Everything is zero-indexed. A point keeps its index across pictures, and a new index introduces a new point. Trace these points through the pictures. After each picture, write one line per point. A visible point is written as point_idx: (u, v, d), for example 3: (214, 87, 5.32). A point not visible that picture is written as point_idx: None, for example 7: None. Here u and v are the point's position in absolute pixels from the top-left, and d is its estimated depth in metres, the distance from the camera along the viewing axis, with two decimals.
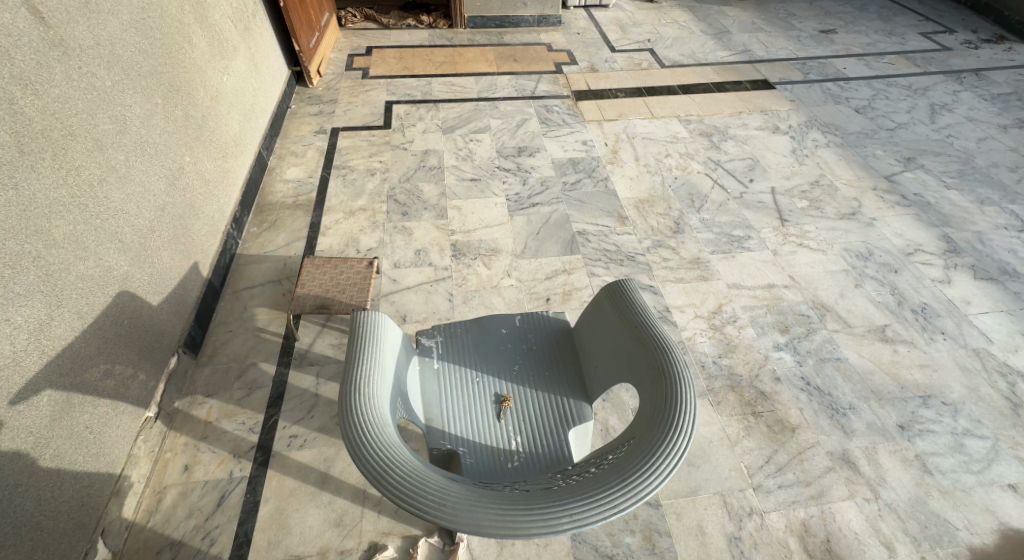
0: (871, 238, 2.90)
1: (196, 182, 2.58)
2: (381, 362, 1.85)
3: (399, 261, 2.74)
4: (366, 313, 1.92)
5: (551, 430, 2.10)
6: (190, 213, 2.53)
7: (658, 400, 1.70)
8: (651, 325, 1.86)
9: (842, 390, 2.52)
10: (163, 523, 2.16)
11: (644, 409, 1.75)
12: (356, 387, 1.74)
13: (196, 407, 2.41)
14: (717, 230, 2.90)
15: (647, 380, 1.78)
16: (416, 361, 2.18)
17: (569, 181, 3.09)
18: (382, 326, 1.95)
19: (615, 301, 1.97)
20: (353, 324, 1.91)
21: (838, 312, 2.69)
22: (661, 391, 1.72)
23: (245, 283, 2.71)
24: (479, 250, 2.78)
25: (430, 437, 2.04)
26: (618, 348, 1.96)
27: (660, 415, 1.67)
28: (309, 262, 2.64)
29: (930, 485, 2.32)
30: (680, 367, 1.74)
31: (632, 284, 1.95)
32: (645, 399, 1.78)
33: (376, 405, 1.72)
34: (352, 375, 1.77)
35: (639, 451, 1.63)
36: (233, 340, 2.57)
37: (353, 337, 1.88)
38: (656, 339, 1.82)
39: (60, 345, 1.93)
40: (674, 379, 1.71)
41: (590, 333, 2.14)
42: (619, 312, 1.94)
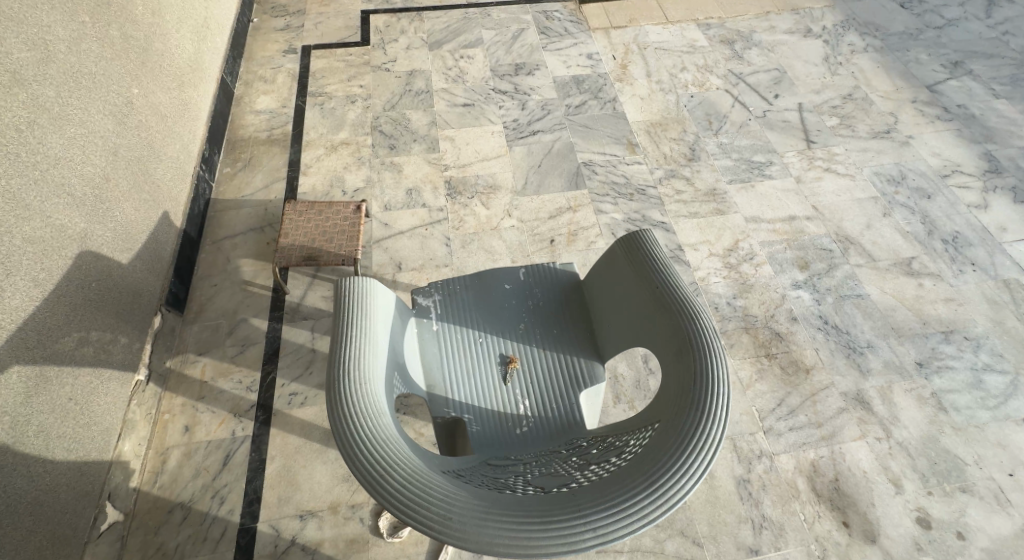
0: (904, 159, 2.66)
1: (150, 117, 2.30)
2: (374, 335, 1.57)
3: (389, 202, 2.55)
4: (353, 278, 1.64)
5: (561, 391, 1.89)
6: (149, 154, 2.27)
7: (685, 377, 1.38)
8: (671, 285, 1.55)
9: (861, 328, 2.38)
10: (171, 484, 2.13)
11: (669, 390, 1.42)
12: (347, 368, 1.46)
13: (189, 365, 2.32)
14: (736, 155, 2.67)
15: (669, 351, 1.47)
16: (412, 323, 1.94)
17: (573, 103, 2.81)
18: (371, 295, 1.66)
19: (629, 255, 1.66)
20: (338, 291, 1.63)
21: (863, 245, 2.49)
22: (685, 365, 1.40)
23: (225, 233, 2.54)
24: (476, 188, 2.58)
25: (431, 406, 1.84)
26: (632, 309, 1.67)
27: (688, 396, 1.34)
28: (291, 208, 2.38)
29: (943, 422, 2.25)
30: (711, 336, 1.42)
31: (650, 236, 1.65)
32: (668, 378, 1.46)
33: (371, 389, 1.43)
34: (341, 354, 1.49)
35: (667, 443, 1.29)
36: (220, 295, 2.44)
37: (338, 308, 1.60)
38: (679, 301, 1.51)
39: (20, 317, 1.72)
40: (703, 353, 1.39)
41: (602, 287, 1.87)
42: (634, 268, 1.64)
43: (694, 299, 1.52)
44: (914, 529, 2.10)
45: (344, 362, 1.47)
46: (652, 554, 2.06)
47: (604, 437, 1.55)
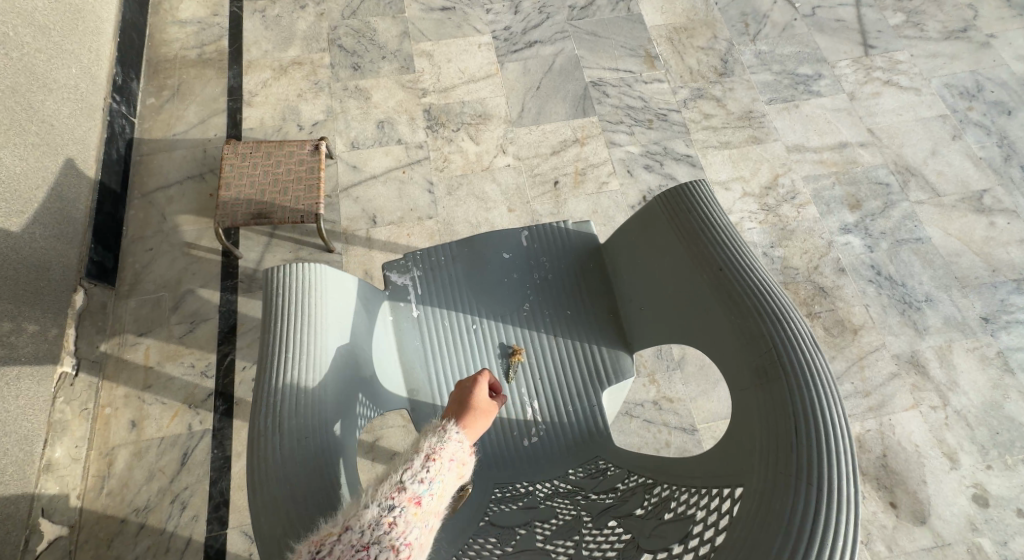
0: (982, 66, 2.22)
1: (21, 28, 1.70)
2: (324, 355, 1.03)
3: (357, 138, 2.08)
4: (290, 266, 1.08)
5: (578, 392, 1.45)
6: (29, 79, 1.71)
7: (779, 423, 0.87)
8: (740, 268, 1.04)
9: (918, 278, 2.02)
10: (122, 490, 1.78)
11: (745, 438, 0.91)
12: (278, 420, 0.95)
13: (128, 349, 1.90)
14: (777, 67, 2.21)
15: (744, 372, 0.96)
16: (386, 308, 1.44)
17: (578, 5, 2.30)
18: (321, 288, 1.09)
19: (676, 220, 1.15)
20: (269, 286, 1.08)
21: (926, 177, 2.08)
22: (777, 402, 0.89)
23: (156, 182, 2.05)
24: (463, 117, 2.12)
25: (415, 419, 1.40)
26: (681, 294, 1.16)
27: (789, 460, 0.83)
28: (229, 148, 1.85)
29: (1009, 386, 1.93)
30: (814, 356, 0.91)
31: (705, 194, 1.15)
32: (742, 413, 0.95)
33: (314, 454, 0.94)
34: (270, 394, 0.97)
35: (766, 546, 0.78)
36: (158, 261, 1.97)
37: (269, 315, 1.05)
38: (757, 295, 1.00)
39: None
40: (799, 383, 0.88)
41: (631, 252, 1.35)
42: (683, 238, 1.13)
43: (779, 290, 1.01)
44: (969, 508, 1.81)
45: (274, 410, 0.96)
46: None
47: (648, 477, 1.05)
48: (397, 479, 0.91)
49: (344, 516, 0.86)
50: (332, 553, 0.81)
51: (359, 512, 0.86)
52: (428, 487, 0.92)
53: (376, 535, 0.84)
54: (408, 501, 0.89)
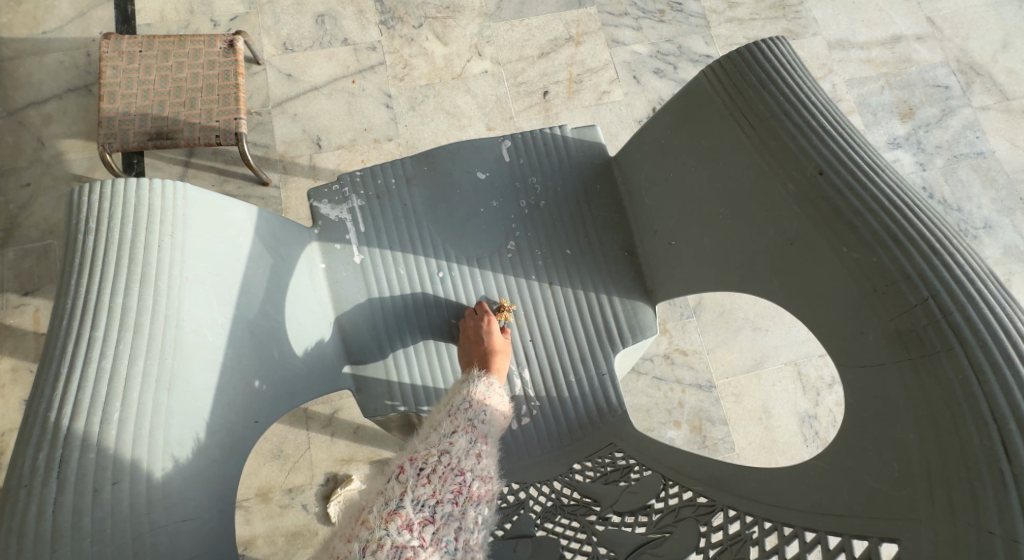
0: None
1: None
2: (170, 330, 0.68)
3: (291, 37, 1.64)
4: (98, 187, 0.73)
5: (582, 353, 1.10)
6: None
7: (964, 430, 0.58)
8: (856, 173, 0.73)
9: (977, 201, 1.66)
10: None
11: (908, 444, 0.62)
12: (59, 447, 0.59)
13: (11, 312, 1.50)
14: None
15: (886, 340, 0.67)
16: (314, 252, 1.07)
17: None
18: (163, 220, 0.73)
19: (742, 109, 0.82)
20: (70, 223, 0.73)
21: (993, 77, 1.72)
22: (953, 394, 0.60)
23: (29, 95, 1.59)
24: (427, 8, 1.68)
25: (362, 401, 1.04)
26: (749, 221, 0.84)
27: (997, 490, 0.54)
28: (109, 46, 1.41)
29: None
30: (1000, 304, 0.62)
31: (781, 68, 0.81)
32: (892, 400, 0.66)
33: (118, 505, 0.58)
34: (51, 402, 0.62)
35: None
36: (40, 199, 1.54)
37: (66, 270, 0.71)
38: (892, 216, 0.69)
39: None
40: (990, 350, 0.59)
41: (653, 161, 1.00)
42: (755, 134, 0.80)
43: (924, 211, 0.70)
44: None
45: (53, 434, 0.60)
46: None
47: (702, 495, 0.77)
48: (470, 413, 0.80)
49: (432, 439, 0.75)
50: (439, 472, 0.70)
51: (451, 436, 0.75)
52: (495, 429, 0.82)
53: (472, 463, 0.74)
54: (487, 436, 0.79)
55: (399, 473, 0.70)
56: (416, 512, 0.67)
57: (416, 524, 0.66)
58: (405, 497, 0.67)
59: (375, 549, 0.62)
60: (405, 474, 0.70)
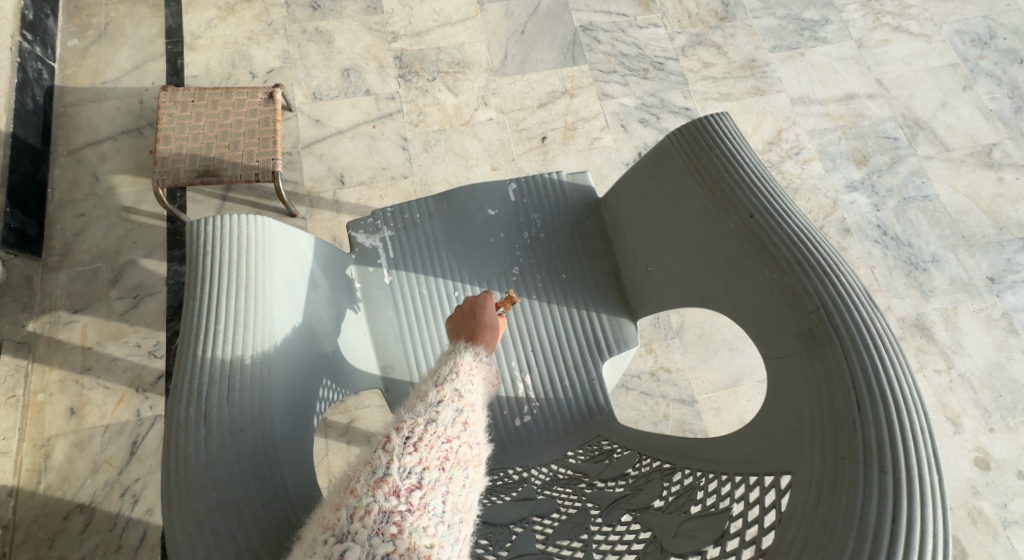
0: (993, 12, 2.08)
1: None
2: (272, 327, 0.86)
3: (320, 88, 1.85)
4: (215, 221, 0.90)
5: (576, 361, 1.29)
6: None
7: (835, 395, 0.71)
8: (775, 216, 0.89)
9: (926, 238, 1.92)
10: (63, 483, 1.59)
11: (798, 409, 0.75)
12: (204, 405, 0.77)
13: (62, 329, 1.67)
14: (781, 12, 2.05)
15: (790, 337, 0.81)
16: (352, 274, 1.25)
17: None
18: (261, 247, 0.91)
19: (695, 164, 1.01)
20: (191, 244, 0.90)
21: (935, 130, 1.97)
22: (831, 370, 0.73)
23: (86, 137, 1.78)
24: (439, 65, 1.91)
25: (391, 399, 1.21)
26: (704, 249, 1.00)
27: (852, 437, 0.66)
28: (166, 96, 1.63)
29: (1013, 346, 1.89)
30: (867, 313, 0.76)
31: (726, 135, 1.00)
32: (788, 383, 0.79)
33: (252, 445, 0.76)
34: (193, 374, 0.79)
35: (836, 547, 0.60)
36: (91, 228, 1.73)
37: (193, 278, 0.88)
38: (796, 247, 0.85)
39: None
40: (853, 343, 0.73)
41: (636, 206, 1.19)
42: (705, 185, 0.99)
43: (823, 243, 0.85)
44: (971, 472, 1.82)
45: (197, 396, 0.77)
46: None
47: (666, 462, 0.87)
48: (455, 383, 0.86)
49: (418, 408, 0.80)
50: (426, 439, 0.76)
51: (437, 405, 0.81)
52: (480, 397, 0.88)
53: (457, 430, 0.80)
54: (472, 403, 0.85)
55: (386, 442, 0.76)
56: (402, 479, 0.72)
57: (402, 490, 0.71)
58: (391, 464, 0.73)
59: (363, 514, 0.69)
60: (392, 442, 0.75)
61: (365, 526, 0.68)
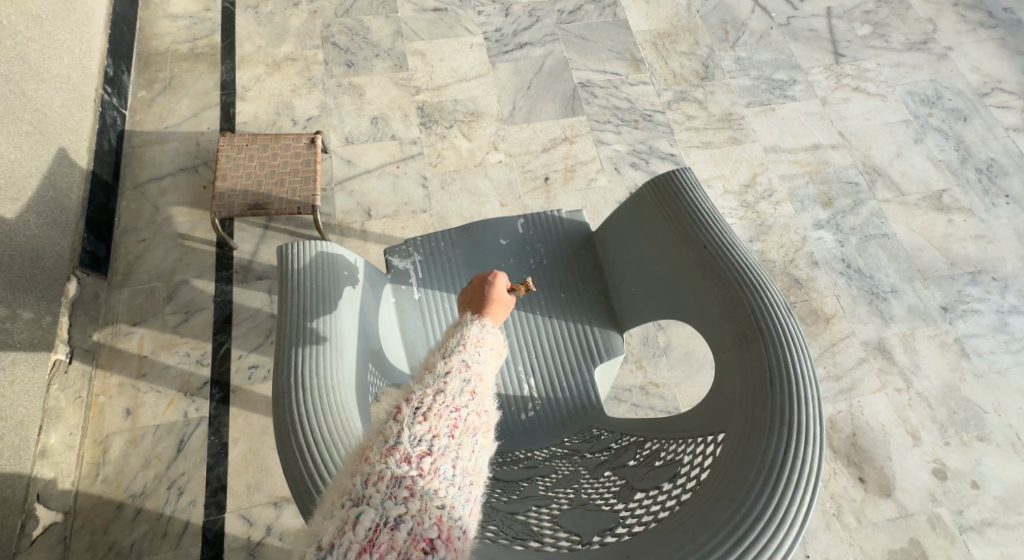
0: (941, 75, 2.37)
1: (16, 17, 1.70)
2: (344, 326, 1.11)
3: (351, 133, 2.13)
4: (300, 246, 1.16)
5: (573, 366, 1.53)
6: (22, 68, 1.69)
7: (756, 376, 0.96)
8: (722, 246, 1.14)
9: (886, 271, 2.16)
10: (117, 477, 1.80)
11: (730, 388, 1.00)
12: (301, 382, 1.02)
13: (122, 339, 1.92)
14: (755, 72, 2.33)
15: (728, 335, 1.06)
16: (388, 291, 1.49)
17: (566, 9, 2.39)
18: (333, 266, 1.17)
19: (664, 206, 1.26)
20: (282, 262, 1.15)
21: (891, 177, 2.23)
22: (754, 358, 0.98)
23: (149, 174, 2.08)
24: (456, 115, 2.18)
25: None
26: (670, 272, 1.26)
27: (764, 404, 0.92)
28: (225, 141, 1.91)
29: (965, 369, 2.11)
30: (785, 316, 1.00)
31: (689, 183, 1.25)
32: (725, 370, 1.04)
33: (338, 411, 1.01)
34: (290, 359, 1.05)
35: (746, 477, 0.86)
36: (151, 252, 2.00)
37: (287, 287, 1.12)
38: (736, 268, 1.10)
39: None
40: (772, 338, 0.98)
41: (621, 239, 1.45)
42: (670, 222, 1.24)
43: (755, 263, 1.10)
44: (930, 481, 2.02)
45: (295, 375, 1.03)
46: None
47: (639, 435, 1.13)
48: (461, 356, 1.02)
49: (427, 380, 0.98)
50: (434, 410, 0.94)
51: (444, 378, 0.97)
52: (486, 365, 1.03)
53: (463, 400, 0.97)
54: (478, 372, 1.01)
55: (398, 415, 0.93)
56: (411, 448, 0.90)
57: (411, 458, 0.89)
58: (402, 434, 0.91)
59: (378, 478, 0.87)
60: (404, 414, 0.93)
61: (378, 490, 0.86)
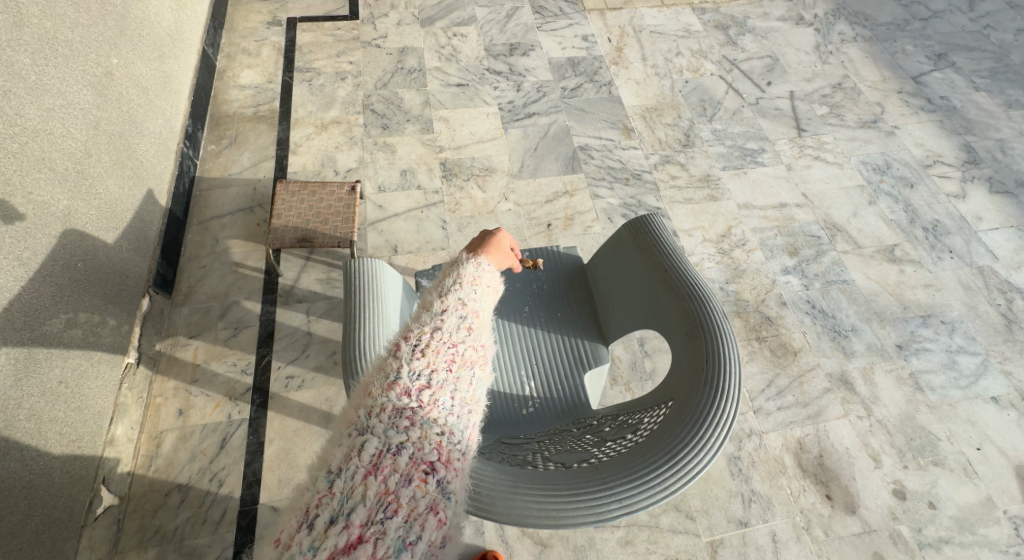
0: (890, 149, 2.75)
1: (129, 88, 2.18)
2: (389, 322, 1.52)
3: (384, 183, 2.50)
4: (360, 262, 1.57)
5: (567, 372, 1.86)
6: (129, 126, 2.15)
7: (697, 361, 1.43)
8: (680, 268, 1.57)
9: (846, 312, 2.46)
10: (167, 468, 2.05)
11: (680, 371, 1.47)
12: (361, 357, 1.43)
13: (180, 349, 2.23)
14: (729, 142, 2.73)
15: (681, 333, 1.51)
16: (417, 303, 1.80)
17: (569, 87, 2.82)
18: (382, 278, 1.58)
19: (637, 239, 1.67)
20: (347, 273, 1.57)
21: (849, 233, 2.57)
22: (697, 349, 1.44)
23: (213, 213, 2.46)
24: (472, 170, 2.56)
25: None
26: (639, 289, 1.68)
27: (701, 379, 1.39)
28: (281, 187, 2.28)
29: (920, 401, 2.37)
30: (720, 319, 1.46)
31: (657, 222, 1.67)
32: (677, 357, 1.51)
33: None
34: (354, 341, 1.46)
35: (684, 424, 1.35)
36: (209, 277, 2.35)
37: (351, 292, 1.53)
38: (689, 284, 1.53)
39: (7, 297, 1.66)
40: (711, 335, 1.44)
41: (605, 264, 1.86)
42: (642, 250, 1.65)
43: (702, 281, 1.54)
44: (890, 500, 2.22)
45: (357, 351, 1.44)
46: (648, 528, 2.15)
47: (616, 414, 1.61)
48: (457, 295, 1.30)
49: (425, 319, 1.25)
50: (430, 346, 1.22)
51: (441, 317, 1.25)
52: (481, 302, 1.32)
53: (460, 335, 1.25)
54: (470, 306, 1.30)
55: (398, 351, 1.21)
56: (410, 382, 1.18)
57: (410, 391, 1.17)
58: (401, 370, 1.18)
59: (380, 410, 1.14)
60: (404, 351, 1.20)
61: (380, 421, 1.13)
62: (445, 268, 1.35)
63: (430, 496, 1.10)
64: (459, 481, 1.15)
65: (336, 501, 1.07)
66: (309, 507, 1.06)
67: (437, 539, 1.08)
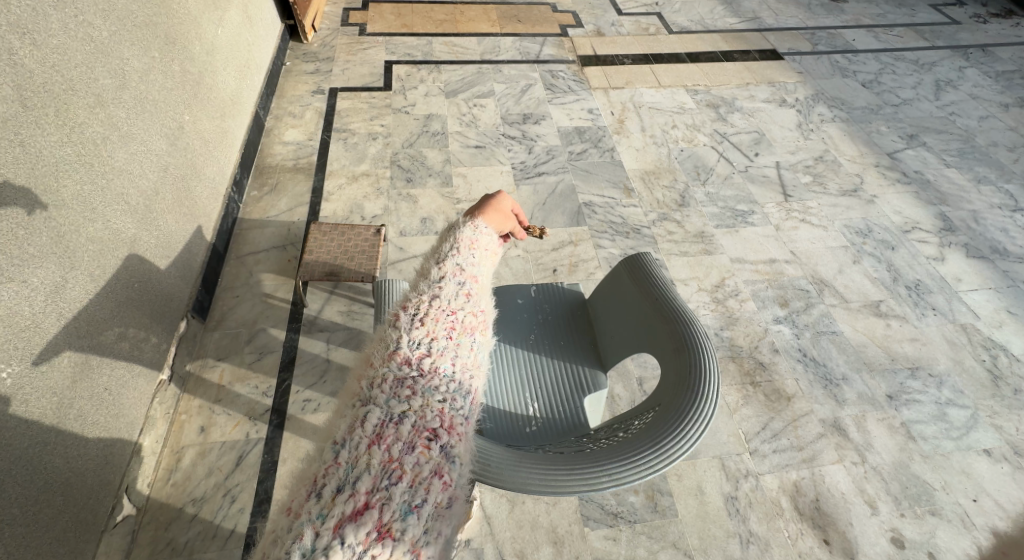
0: (870, 215, 2.98)
1: (195, 140, 2.45)
2: None
3: (405, 229, 2.71)
4: (387, 284, 1.83)
5: (568, 397, 1.97)
6: (190, 172, 2.40)
7: (681, 368, 1.55)
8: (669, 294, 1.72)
9: (836, 361, 2.57)
10: (184, 481, 2.11)
11: (666, 380, 1.60)
12: None
13: (208, 370, 2.35)
14: (721, 204, 2.96)
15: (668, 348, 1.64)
16: None
17: (575, 151, 3.11)
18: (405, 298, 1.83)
19: (631, 272, 1.83)
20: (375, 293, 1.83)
21: (836, 288, 2.74)
22: (681, 359, 1.57)
23: (249, 249, 2.66)
24: None
25: None
26: (632, 316, 1.83)
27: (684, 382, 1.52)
28: (314, 227, 2.49)
29: (913, 450, 2.40)
30: (703, 334, 1.59)
31: (649, 257, 1.83)
32: (665, 369, 1.63)
33: None
34: None
35: (668, 419, 1.47)
36: (241, 305, 2.51)
37: (380, 308, 1.77)
38: (676, 306, 1.68)
39: (77, 308, 1.84)
40: (694, 348, 1.57)
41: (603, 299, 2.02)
42: (635, 282, 1.81)
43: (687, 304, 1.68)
44: (889, 548, 2.20)
45: None
46: None
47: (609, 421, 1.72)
48: (456, 260, 1.41)
49: (423, 289, 1.36)
50: (430, 314, 1.32)
51: (439, 285, 1.36)
52: (479, 267, 1.43)
53: (459, 302, 1.36)
54: (467, 272, 1.40)
55: (398, 322, 1.31)
56: (410, 352, 1.28)
57: (410, 361, 1.27)
58: (401, 341, 1.29)
59: (382, 382, 1.24)
60: (404, 321, 1.31)
61: (383, 392, 1.23)
62: (443, 234, 1.46)
63: (434, 461, 1.20)
64: (462, 445, 1.24)
65: (342, 471, 1.17)
66: (317, 478, 1.16)
67: (444, 500, 1.19)
